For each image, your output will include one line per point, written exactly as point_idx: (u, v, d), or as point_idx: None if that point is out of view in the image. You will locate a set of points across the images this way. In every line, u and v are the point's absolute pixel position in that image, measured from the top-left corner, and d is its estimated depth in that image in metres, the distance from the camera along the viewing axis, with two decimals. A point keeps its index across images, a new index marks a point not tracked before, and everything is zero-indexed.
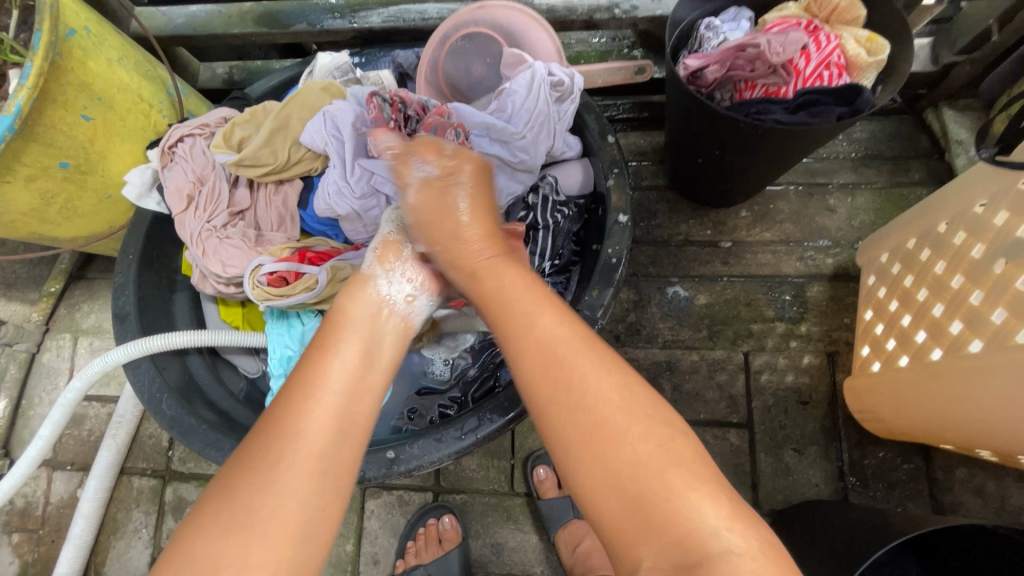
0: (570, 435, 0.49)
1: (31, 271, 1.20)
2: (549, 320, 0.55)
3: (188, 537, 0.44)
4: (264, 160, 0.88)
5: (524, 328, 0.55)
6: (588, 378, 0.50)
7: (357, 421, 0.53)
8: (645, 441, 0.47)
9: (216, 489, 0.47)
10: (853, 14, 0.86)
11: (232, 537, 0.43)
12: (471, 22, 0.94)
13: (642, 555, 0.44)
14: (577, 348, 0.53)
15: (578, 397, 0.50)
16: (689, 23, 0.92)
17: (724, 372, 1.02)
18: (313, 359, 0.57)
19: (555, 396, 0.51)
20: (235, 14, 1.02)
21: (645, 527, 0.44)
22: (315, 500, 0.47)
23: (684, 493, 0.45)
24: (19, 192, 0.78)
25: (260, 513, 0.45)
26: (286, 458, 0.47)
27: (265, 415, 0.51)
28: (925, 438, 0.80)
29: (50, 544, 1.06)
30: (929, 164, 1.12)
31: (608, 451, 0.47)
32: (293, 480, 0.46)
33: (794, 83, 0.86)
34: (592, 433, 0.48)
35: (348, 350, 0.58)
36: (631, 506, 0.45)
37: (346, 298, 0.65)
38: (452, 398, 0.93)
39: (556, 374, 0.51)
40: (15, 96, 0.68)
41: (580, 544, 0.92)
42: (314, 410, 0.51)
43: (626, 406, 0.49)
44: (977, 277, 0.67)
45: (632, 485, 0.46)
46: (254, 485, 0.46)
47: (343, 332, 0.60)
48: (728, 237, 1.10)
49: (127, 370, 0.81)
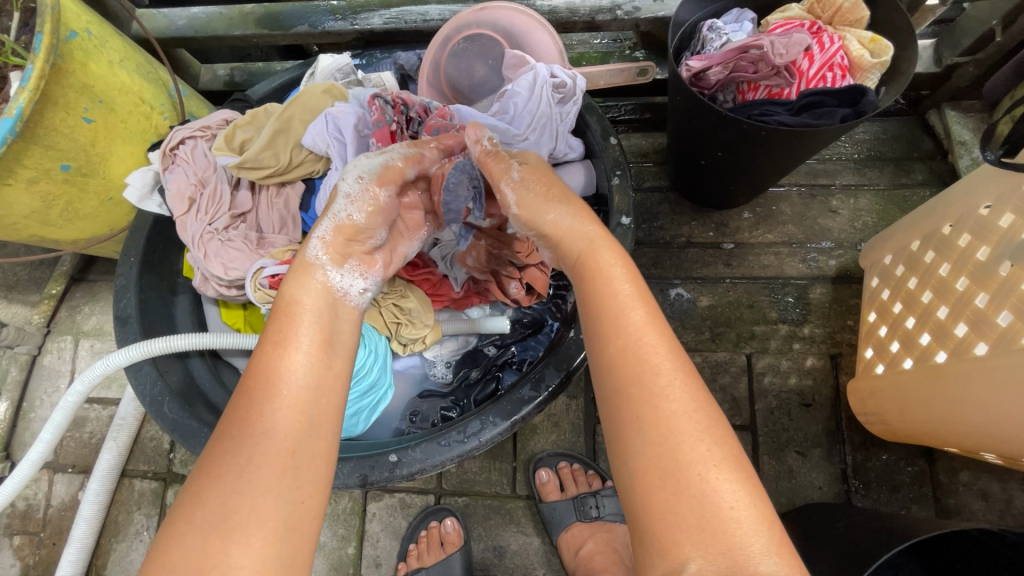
0: (631, 420, 0.47)
1: (32, 273, 1.20)
2: (637, 306, 0.51)
3: (166, 538, 0.44)
4: (266, 162, 0.88)
5: (608, 310, 0.51)
6: (662, 376, 0.47)
7: (322, 415, 0.51)
8: (706, 445, 0.44)
9: (185, 496, 0.46)
10: (856, 15, 0.86)
11: (209, 541, 0.43)
12: (473, 24, 0.94)
13: (687, 557, 0.41)
14: (657, 339, 0.49)
15: (646, 388, 0.47)
16: (691, 25, 0.91)
17: (727, 374, 1.01)
18: (269, 352, 0.52)
19: (623, 384, 0.48)
20: (237, 16, 1.02)
21: (696, 530, 0.42)
22: (292, 495, 0.46)
23: (740, 506, 0.43)
24: (20, 194, 0.78)
25: (236, 513, 0.44)
26: (256, 457, 0.46)
27: (225, 418, 0.49)
28: (930, 441, 0.80)
29: (51, 547, 1.06)
30: (932, 165, 1.11)
31: (668, 449, 0.44)
32: (268, 477, 0.46)
33: (798, 85, 0.86)
34: (653, 427, 0.45)
35: (309, 342, 0.53)
36: (684, 504, 0.43)
37: (296, 281, 0.57)
38: (454, 401, 0.91)
39: (627, 359, 0.48)
40: (16, 98, 0.68)
41: (582, 547, 0.92)
42: (277, 406, 0.49)
43: (695, 410, 0.46)
44: (982, 279, 0.67)
45: (686, 483, 0.43)
46: (227, 487, 0.45)
47: (297, 322, 0.54)
48: (731, 238, 1.10)
49: (128, 373, 0.81)
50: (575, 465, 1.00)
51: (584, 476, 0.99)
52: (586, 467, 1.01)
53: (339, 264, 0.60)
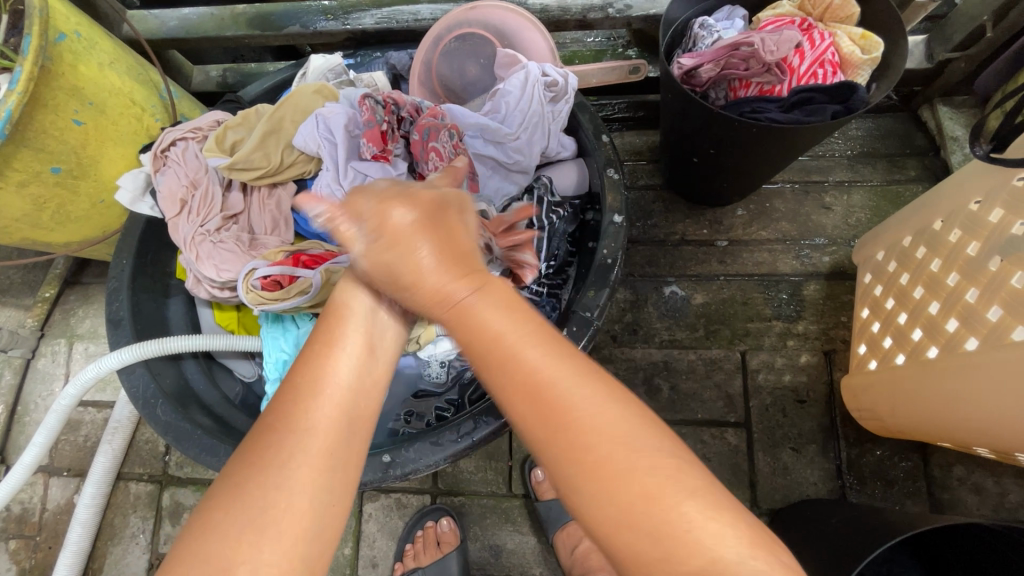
0: (554, 457, 0.42)
1: (25, 277, 1.19)
2: (528, 339, 0.45)
3: (202, 531, 0.43)
4: (257, 163, 0.88)
5: (481, 341, 0.45)
6: (561, 381, 0.43)
7: (362, 419, 0.50)
8: (656, 474, 0.40)
9: (222, 487, 0.45)
10: (847, 12, 0.86)
11: (244, 535, 0.42)
12: (463, 23, 0.94)
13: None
14: (560, 370, 0.44)
15: (566, 416, 0.42)
16: (682, 23, 0.91)
17: (721, 371, 1.02)
18: (317, 348, 0.52)
19: (542, 422, 0.43)
20: (228, 17, 1.02)
21: (665, 562, 0.37)
22: (327, 494, 0.46)
23: (755, 561, 0.37)
24: (11, 198, 0.78)
25: (271, 509, 0.44)
26: (296, 452, 0.46)
27: (266, 410, 0.49)
28: (922, 436, 0.80)
29: (47, 550, 1.06)
30: (924, 161, 1.12)
31: (606, 481, 0.40)
32: (305, 475, 0.45)
33: (788, 82, 0.85)
34: (586, 471, 0.40)
35: (355, 344, 0.53)
36: (662, 570, 0.38)
37: (344, 286, 0.58)
38: (449, 401, 0.93)
39: (540, 396, 0.43)
40: (4, 101, 0.67)
41: (578, 545, 0.92)
42: (318, 403, 0.48)
43: (627, 440, 0.41)
44: (973, 274, 0.67)
45: (671, 538, 0.38)
46: (264, 482, 0.44)
47: (348, 326, 0.54)
48: (724, 235, 1.10)
49: (121, 375, 0.81)
50: None
51: None
52: None
53: None
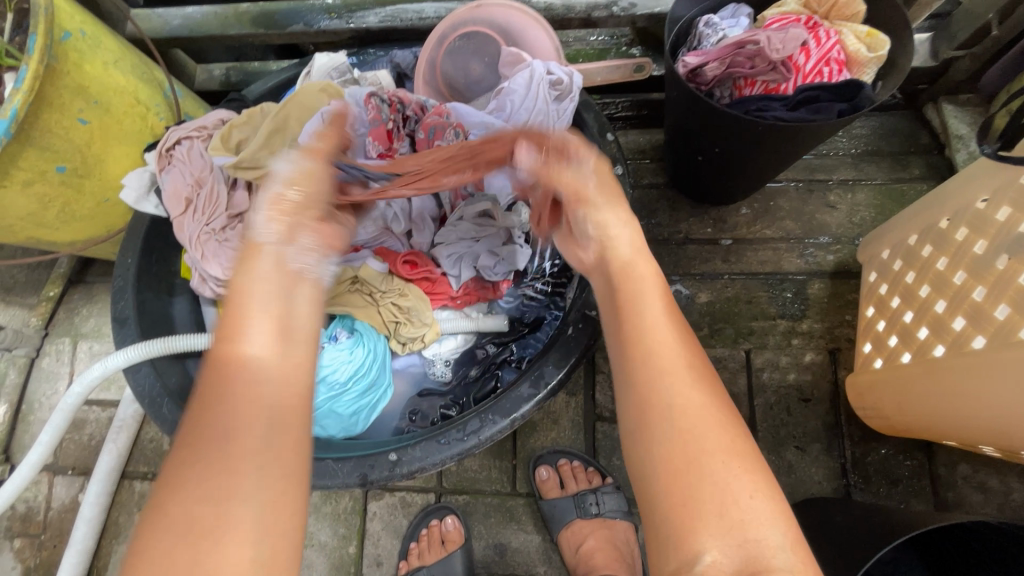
0: (649, 425, 0.50)
1: (30, 275, 1.19)
2: (658, 305, 0.56)
3: (136, 557, 0.41)
4: (262, 162, 0.87)
5: (634, 313, 0.56)
6: (678, 360, 0.52)
7: (289, 406, 0.49)
8: (726, 443, 0.48)
9: (148, 510, 0.43)
10: (852, 10, 0.86)
11: (177, 549, 0.41)
12: (469, 22, 0.94)
13: (704, 549, 0.44)
14: (670, 337, 0.54)
15: (662, 371, 0.51)
16: (687, 21, 0.90)
17: (725, 370, 1.02)
18: (223, 342, 0.50)
19: (647, 381, 0.51)
20: (232, 15, 1.02)
21: (717, 522, 0.44)
22: (261, 497, 0.44)
23: (779, 526, 0.45)
24: (16, 197, 0.78)
25: (203, 520, 0.42)
26: (220, 461, 0.44)
27: (184, 420, 0.47)
28: (927, 435, 0.81)
29: (52, 549, 1.06)
30: (928, 159, 1.11)
31: (687, 447, 0.47)
32: (236, 482, 0.44)
33: (795, 80, 0.85)
34: (675, 418, 0.49)
35: (264, 327, 0.51)
36: (709, 513, 0.45)
37: (245, 273, 0.54)
38: (452, 400, 0.91)
39: (658, 360, 0.52)
40: (10, 100, 0.67)
41: (583, 544, 0.93)
42: (238, 398, 0.47)
43: (707, 416, 0.49)
44: (980, 273, 0.67)
45: (731, 505, 0.45)
46: (185, 493, 0.43)
47: (247, 311, 0.51)
48: (729, 234, 1.10)
49: (127, 374, 0.81)
50: (576, 462, 1.00)
51: (584, 473, 0.99)
52: (587, 464, 1.00)
53: (290, 240, 0.58)
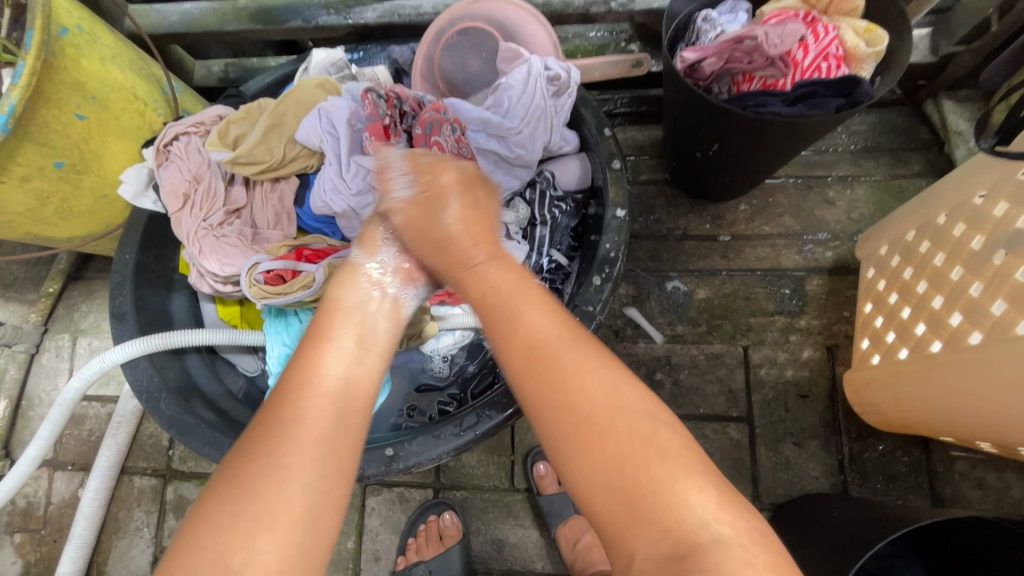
0: (557, 423, 0.48)
1: (29, 272, 1.20)
2: (533, 308, 0.55)
3: (195, 525, 0.43)
4: (259, 158, 0.88)
5: (503, 318, 0.55)
6: (566, 356, 0.50)
7: (357, 409, 0.52)
8: (627, 434, 0.46)
9: (220, 479, 0.46)
10: (851, 5, 0.85)
11: (238, 523, 0.43)
12: (466, 17, 0.94)
13: (636, 546, 0.43)
14: (556, 334, 0.52)
15: (560, 374, 0.49)
16: (686, 16, 0.90)
17: (723, 366, 1.02)
18: (308, 346, 0.56)
19: (534, 383, 0.50)
20: (230, 11, 1.02)
21: (636, 516, 0.43)
22: (319, 485, 0.46)
23: (688, 500, 0.43)
24: (15, 192, 0.78)
25: (263, 500, 0.44)
26: (288, 443, 0.47)
27: (263, 406, 0.50)
28: (924, 431, 0.81)
29: (53, 544, 1.06)
30: (928, 155, 1.11)
31: (593, 438, 0.46)
32: (297, 466, 0.46)
33: (792, 75, 0.84)
34: (574, 429, 0.47)
35: (343, 336, 0.57)
36: (628, 513, 0.44)
37: (339, 287, 0.63)
38: (452, 395, 0.93)
39: (535, 358, 0.51)
40: (8, 95, 0.67)
41: (580, 540, 0.93)
42: (302, 391, 0.51)
43: (609, 404, 0.47)
44: (976, 268, 0.67)
45: (648, 495, 0.43)
46: (259, 470, 0.45)
47: (338, 322, 0.58)
48: (727, 230, 1.10)
49: (124, 369, 0.81)
50: None
51: None
52: None
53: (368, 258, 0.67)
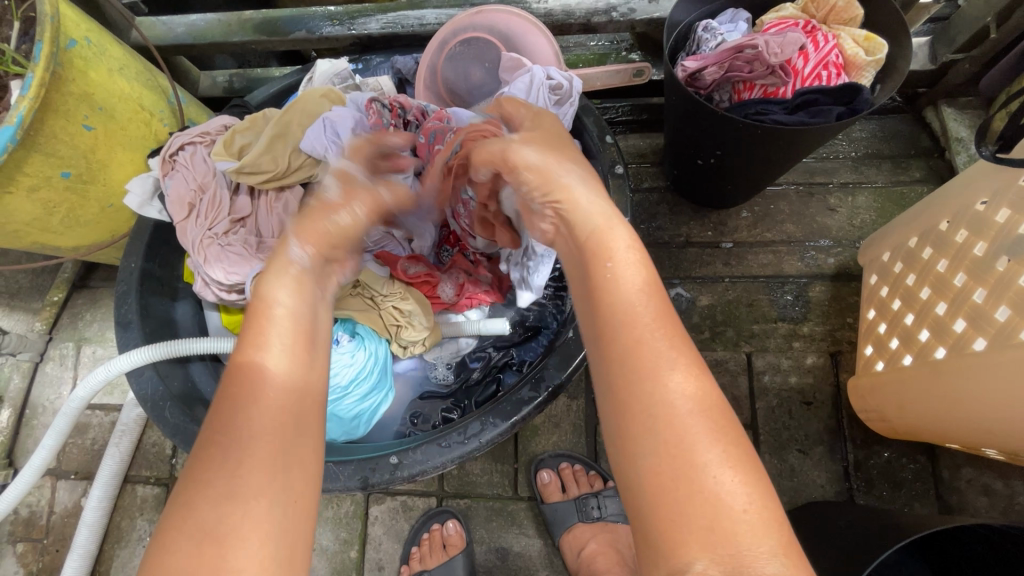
0: (641, 427, 0.44)
1: (34, 281, 1.20)
2: (647, 298, 0.49)
3: (159, 556, 0.41)
4: (264, 167, 0.88)
5: (618, 301, 0.49)
6: (665, 357, 0.45)
7: (304, 412, 0.50)
8: (717, 447, 0.42)
9: (179, 496, 0.43)
10: (851, 13, 0.86)
11: (203, 547, 0.40)
12: (469, 27, 0.94)
13: (695, 560, 0.40)
14: (657, 334, 0.47)
15: (656, 383, 0.45)
16: (686, 26, 0.92)
17: (726, 372, 1.02)
18: (246, 354, 0.50)
19: (634, 376, 0.45)
20: (235, 23, 1.03)
21: (706, 534, 0.40)
22: (284, 496, 0.44)
23: (751, 509, 0.41)
24: (22, 202, 0.78)
25: (225, 523, 0.42)
26: (243, 457, 0.44)
27: (205, 424, 0.47)
28: (930, 438, 0.80)
29: (55, 553, 1.06)
30: (929, 162, 1.12)
31: (679, 450, 0.42)
32: (256, 481, 0.44)
33: (793, 83, 0.86)
34: (664, 419, 0.43)
35: (286, 340, 0.52)
36: (701, 523, 0.40)
37: (266, 282, 0.55)
38: (455, 402, 0.92)
39: (640, 349, 0.46)
40: (17, 106, 0.68)
41: (585, 548, 0.93)
42: (256, 402, 0.47)
43: (698, 414, 0.43)
44: (980, 275, 0.67)
45: (717, 512, 0.40)
46: (220, 491, 0.43)
47: (274, 316, 0.53)
48: (729, 237, 1.10)
49: (129, 378, 0.81)
50: (577, 466, 1.01)
51: (585, 476, 0.99)
52: (588, 468, 1.01)
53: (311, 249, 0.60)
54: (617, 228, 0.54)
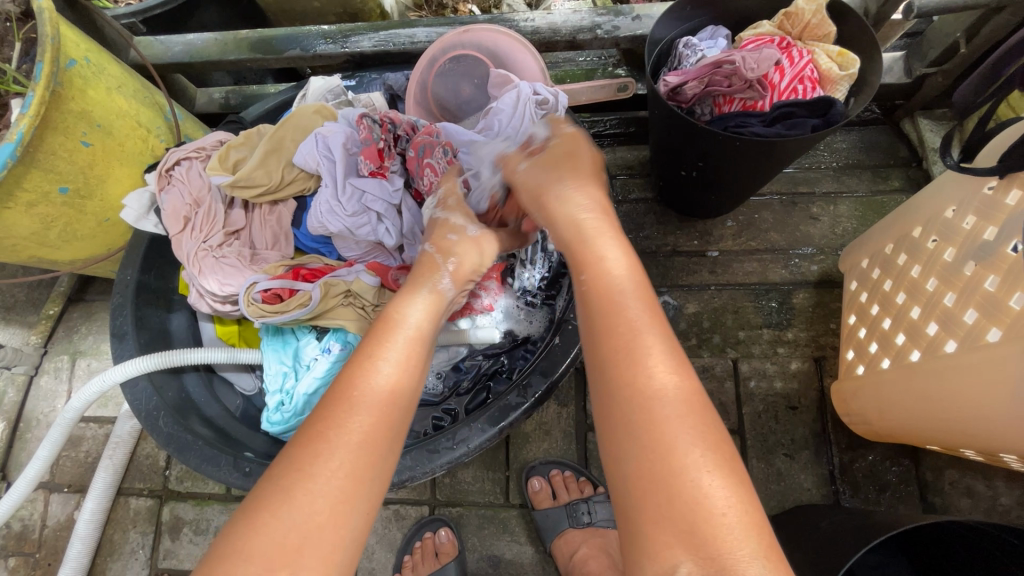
0: (626, 427, 0.50)
1: (30, 295, 1.22)
2: (630, 306, 0.56)
3: (246, 532, 0.45)
4: (259, 181, 0.90)
5: (613, 313, 0.56)
6: (648, 359, 0.52)
7: (401, 424, 0.54)
8: (699, 452, 0.47)
9: (270, 490, 0.47)
10: (823, 30, 0.89)
11: (287, 541, 0.44)
12: (458, 45, 0.97)
13: (678, 560, 0.43)
14: (647, 340, 0.54)
15: (640, 385, 0.51)
16: (668, 42, 0.95)
17: (713, 378, 1.03)
18: (362, 361, 0.55)
19: (620, 378, 0.52)
20: (231, 42, 1.06)
21: (686, 534, 0.44)
22: (366, 507, 0.49)
23: (731, 513, 0.45)
24: (20, 217, 0.80)
25: (312, 524, 0.46)
26: (335, 458, 0.48)
27: (313, 417, 0.52)
28: (911, 440, 0.82)
29: (47, 567, 1.06)
30: (908, 172, 1.15)
31: (663, 453, 0.47)
32: (342, 488, 0.48)
33: (770, 97, 0.90)
34: (648, 418, 0.49)
35: (399, 353, 0.57)
36: (686, 520, 0.44)
37: (401, 301, 0.63)
38: (446, 409, 0.94)
39: (625, 354, 0.53)
40: (17, 124, 0.70)
41: (576, 552, 0.93)
42: (361, 411, 0.52)
43: (676, 415, 0.49)
44: (950, 279, 0.69)
45: (703, 516, 0.44)
46: (311, 487, 0.47)
47: (398, 334, 0.59)
48: (715, 246, 1.13)
49: (124, 389, 0.82)
50: (568, 473, 1.01)
51: (575, 483, 1.00)
52: (578, 475, 1.02)
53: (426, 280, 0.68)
54: (607, 241, 0.64)
